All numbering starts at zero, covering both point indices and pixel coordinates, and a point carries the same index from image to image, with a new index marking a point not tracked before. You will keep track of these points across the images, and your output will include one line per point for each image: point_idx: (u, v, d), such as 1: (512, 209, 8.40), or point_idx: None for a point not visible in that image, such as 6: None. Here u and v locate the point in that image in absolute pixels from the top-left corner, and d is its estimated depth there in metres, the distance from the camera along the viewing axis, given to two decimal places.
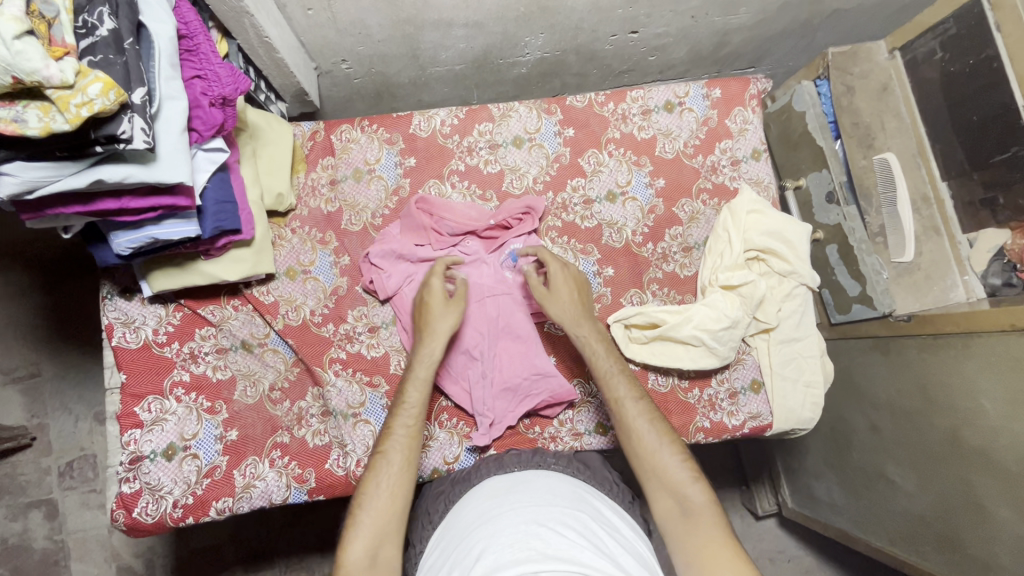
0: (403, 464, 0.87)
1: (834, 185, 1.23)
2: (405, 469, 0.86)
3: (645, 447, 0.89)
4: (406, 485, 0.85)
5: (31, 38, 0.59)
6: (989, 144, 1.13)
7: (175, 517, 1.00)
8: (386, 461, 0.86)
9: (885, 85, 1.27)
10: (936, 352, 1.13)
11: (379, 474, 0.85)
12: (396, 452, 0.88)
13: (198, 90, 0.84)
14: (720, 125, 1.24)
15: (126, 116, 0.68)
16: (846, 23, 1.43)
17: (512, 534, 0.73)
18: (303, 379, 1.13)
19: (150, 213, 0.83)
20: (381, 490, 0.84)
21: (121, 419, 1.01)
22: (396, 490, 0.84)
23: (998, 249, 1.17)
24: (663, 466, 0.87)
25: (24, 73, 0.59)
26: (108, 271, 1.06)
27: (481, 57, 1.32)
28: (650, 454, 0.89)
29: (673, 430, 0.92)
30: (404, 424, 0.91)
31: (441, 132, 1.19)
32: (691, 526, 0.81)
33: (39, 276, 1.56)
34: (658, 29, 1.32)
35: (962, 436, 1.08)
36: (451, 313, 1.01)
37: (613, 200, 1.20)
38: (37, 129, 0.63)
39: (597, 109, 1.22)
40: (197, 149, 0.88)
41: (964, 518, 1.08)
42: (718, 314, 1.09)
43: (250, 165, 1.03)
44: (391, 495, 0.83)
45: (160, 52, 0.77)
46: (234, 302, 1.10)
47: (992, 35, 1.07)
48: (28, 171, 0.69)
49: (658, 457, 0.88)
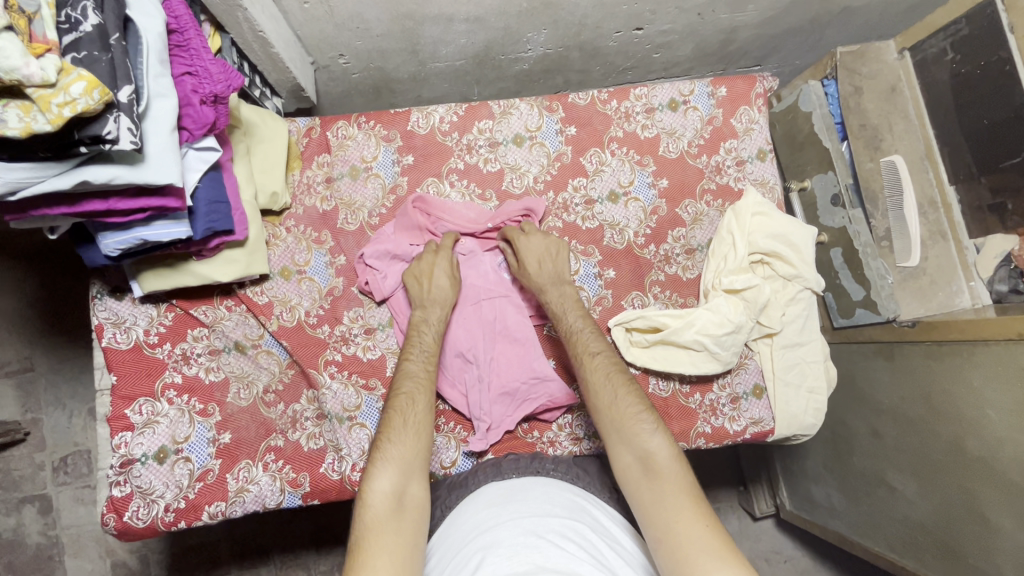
0: (421, 408, 0.89)
1: (840, 188, 1.20)
2: (422, 412, 0.89)
3: (607, 406, 0.89)
4: (425, 427, 0.88)
5: (11, 34, 0.57)
6: (999, 148, 1.10)
7: (167, 521, 0.98)
8: (404, 407, 0.88)
9: (894, 86, 1.24)
10: (941, 359, 1.11)
11: (399, 417, 0.87)
12: (414, 398, 0.90)
13: (188, 88, 0.81)
14: (726, 124, 1.22)
15: (112, 115, 0.65)
16: (855, 21, 1.40)
17: (511, 545, 0.72)
18: (298, 381, 1.10)
19: (139, 214, 0.80)
20: (402, 430, 0.85)
21: (112, 421, 0.99)
22: (418, 430, 0.87)
23: (1005, 254, 1.15)
24: (625, 424, 0.86)
25: (2, 71, 0.56)
26: (98, 270, 1.04)
27: (482, 52, 1.29)
28: (612, 412, 0.88)
29: (637, 388, 0.91)
30: (417, 375, 0.94)
31: (440, 130, 1.16)
32: (651, 485, 0.79)
33: (32, 270, 1.53)
34: (664, 25, 1.29)
35: (966, 445, 1.07)
36: (456, 280, 1.06)
37: (615, 201, 1.18)
38: (18, 129, 0.60)
39: (600, 107, 1.19)
40: (188, 149, 0.85)
41: (964, 526, 1.08)
42: (720, 319, 1.07)
43: (244, 163, 1.01)
44: (413, 436, 0.85)
45: (148, 48, 0.74)
46: (227, 302, 1.08)
47: (1005, 36, 1.04)
48: (8, 171, 0.66)
49: (624, 412, 0.87)
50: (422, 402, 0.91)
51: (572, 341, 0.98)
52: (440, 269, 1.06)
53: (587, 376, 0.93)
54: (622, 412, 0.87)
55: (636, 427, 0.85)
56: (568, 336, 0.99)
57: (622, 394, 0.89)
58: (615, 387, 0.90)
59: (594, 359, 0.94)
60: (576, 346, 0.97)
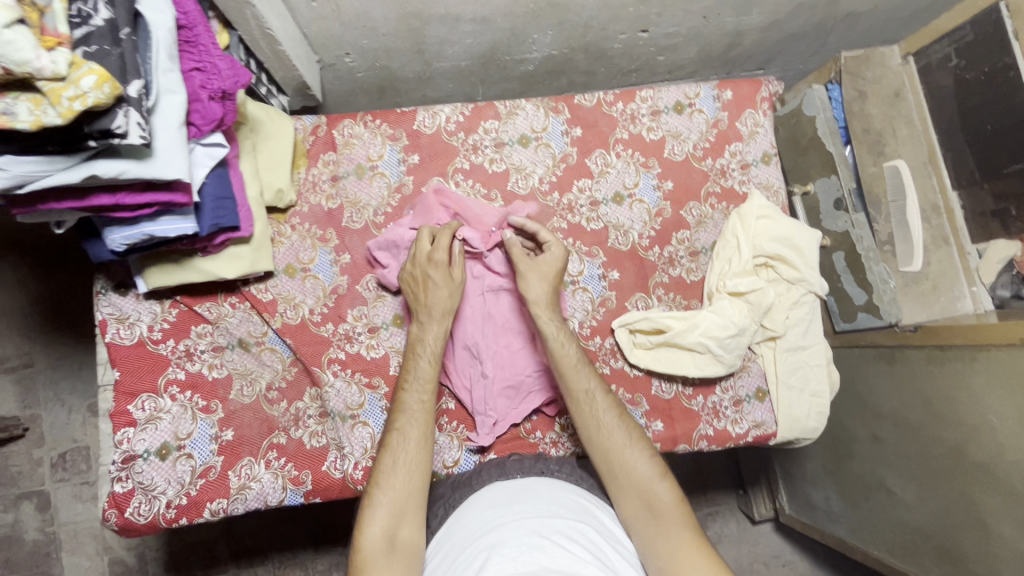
0: (418, 444, 0.89)
1: (844, 192, 1.21)
2: (419, 450, 0.88)
3: (613, 444, 0.89)
4: (421, 465, 0.88)
5: (23, 27, 0.57)
6: (1002, 154, 1.11)
7: (168, 517, 0.98)
8: (398, 442, 0.89)
9: (898, 91, 1.24)
10: (943, 364, 1.12)
11: (394, 455, 0.87)
12: (412, 432, 0.90)
13: (196, 83, 0.81)
14: (730, 127, 1.22)
15: (121, 110, 0.65)
16: (859, 27, 1.40)
17: (516, 545, 0.72)
18: (301, 378, 1.10)
19: (147, 209, 0.80)
20: (396, 469, 0.86)
21: (115, 417, 0.99)
22: (411, 471, 0.86)
23: (1008, 260, 1.15)
24: (630, 465, 0.88)
25: (14, 64, 0.56)
26: (103, 265, 1.04)
27: (488, 53, 1.29)
28: (617, 453, 0.89)
29: (639, 428, 0.93)
30: (418, 402, 0.93)
31: (446, 129, 1.16)
32: (657, 526, 0.82)
33: (33, 266, 1.53)
34: (670, 28, 1.30)
35: (966, 451, 1.07)
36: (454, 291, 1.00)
37: (619, 202, 1.18)
38: (28, 122, 0.60)
39: (606, 108, 1.20)
40: (196, 144, 0.85)
41: (964, 533, 1.08)
42: (725, 322, 1.07)
43: (250, 159, 1.01)
44: (406, 476, 0.86)
45: (158, 43, 0.74)
46: (231, 299, 1.07)
47: (1010, 43, 1.05)
48: (17, 164, 0.66)
49: (629, 455, 0.88)
50: (421, 438, 0.90)
51: (576, 371, 0.96)
52: (438, 279, 1.00)
53: (592, 412, 0.93)
54: (628, 453, 0.88)
55: (644, 469, 0.87)
56: (571, 366, 0.97)
57: (628, 433, 0.91)
58: (621, 426, 0.91)
59: (600, 395, 0.94)
60: (580, 379, 0.96)
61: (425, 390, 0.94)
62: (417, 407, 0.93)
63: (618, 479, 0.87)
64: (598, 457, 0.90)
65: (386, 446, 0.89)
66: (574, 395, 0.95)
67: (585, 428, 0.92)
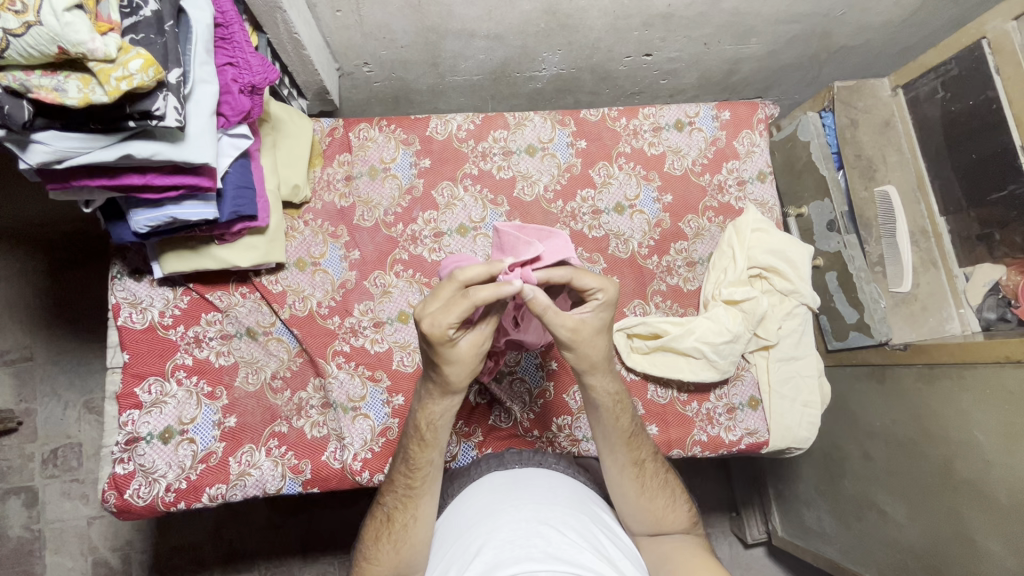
0: (408, 525, 0.81)
1: (835, 215, 1.27)
2: (412, 529, 0.81)
3: (659, 506, 0.86)
4: (417, 548, 0.81)
5: (80, 12, 0.62)
6: (987, 182, 1.14)
7: (166, 502, 0.99)
8: (394, 516, 0.82)
9: (888, 120, 1.30)
10: (932, 382, 1.14)
11: (384, 532, 0.81)
12: (403, 510, 0.82)
13: (229, 77, 0.88)
14: (728, 146, 1.28)
15: (161, 93, 0.70)
16: (851, 61, 1.48)
17: (512, 529, 0.74)
18: (305, 368, 1.12)
19: (172, 192, 0.86)
20: (384, 548, 0.81)
21: (122, 398, 1.01)
22: (401, 552, 0.80)
23: (993, 284, 1.18)
24: (666, 506, 0.86)
25: (71, 44, 0.61)
26: (120, 250, 1.07)
27: (499, 68, 1.35)
28: (659, 485, 0.87)
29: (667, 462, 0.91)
30: (409, 480, 0.82)
31: (457, 137, 1.21)
32: (685, 556, 0.82)
33: (42, 259, 1.56)
34: (672, 53, 1.36)
35: (954, 467, 1.08)
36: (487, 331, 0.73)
37: (621, 212, 1.23)
38: (76, 99, 0.65)
39: (610, 123, 1.26)
40: (223, 134, 0.91)
41: (954, 554, 1.08)
42: (720, 328, 1.11)
43: (270, 155, 1.06)
44: (396, 556, 0.80)
45: (197, 37, 0.80)
46: (242, 289, 1.11)
47: (993, 78, 1.10)
48: (59, 140, 0.72)
49: (660, 490, 0.87)
50: (415, 516, 0.82)
51: (627, 443, 0.86)
52: (435, 360, 0.73)
53: (640, 480, 0.86)
54: (671, 509, 0.86)
55: (681, 523, 0.87)
56: (626, 435, 0.86)
57: (671, 489, 0.88)
58: (665, 485, 0.88)
59: (649, 460, 0.88)
60: (634, 448, 0.87)
61: (415, 472, 0.82)
62: (407, 487, 0.82)
63: (652, 534, 0.86)
64: (637, 520, 0.86)
65: (384, 514, 0.83)
66: (622, 463, 0.86)
67: (626, 494, 0.86)
